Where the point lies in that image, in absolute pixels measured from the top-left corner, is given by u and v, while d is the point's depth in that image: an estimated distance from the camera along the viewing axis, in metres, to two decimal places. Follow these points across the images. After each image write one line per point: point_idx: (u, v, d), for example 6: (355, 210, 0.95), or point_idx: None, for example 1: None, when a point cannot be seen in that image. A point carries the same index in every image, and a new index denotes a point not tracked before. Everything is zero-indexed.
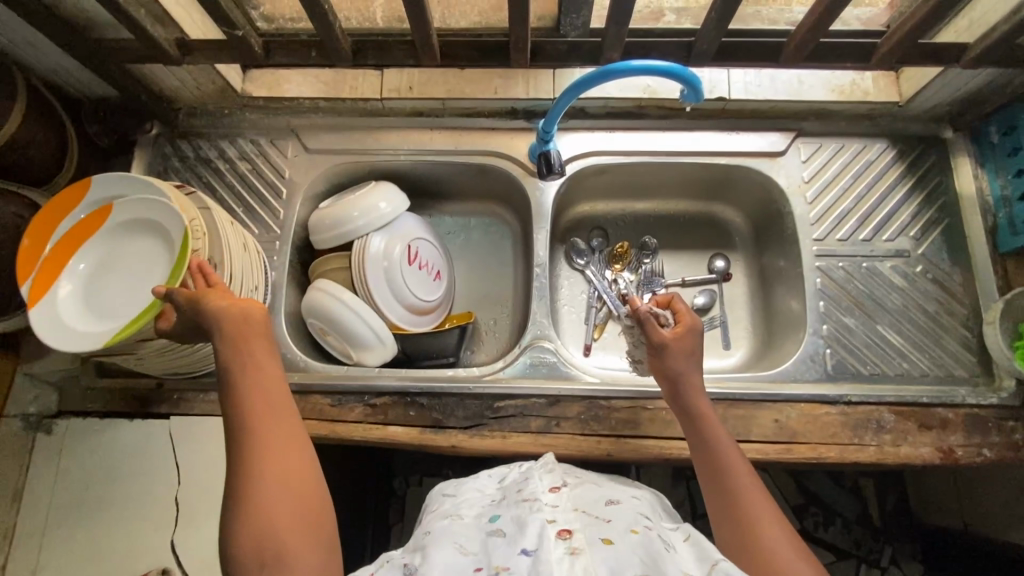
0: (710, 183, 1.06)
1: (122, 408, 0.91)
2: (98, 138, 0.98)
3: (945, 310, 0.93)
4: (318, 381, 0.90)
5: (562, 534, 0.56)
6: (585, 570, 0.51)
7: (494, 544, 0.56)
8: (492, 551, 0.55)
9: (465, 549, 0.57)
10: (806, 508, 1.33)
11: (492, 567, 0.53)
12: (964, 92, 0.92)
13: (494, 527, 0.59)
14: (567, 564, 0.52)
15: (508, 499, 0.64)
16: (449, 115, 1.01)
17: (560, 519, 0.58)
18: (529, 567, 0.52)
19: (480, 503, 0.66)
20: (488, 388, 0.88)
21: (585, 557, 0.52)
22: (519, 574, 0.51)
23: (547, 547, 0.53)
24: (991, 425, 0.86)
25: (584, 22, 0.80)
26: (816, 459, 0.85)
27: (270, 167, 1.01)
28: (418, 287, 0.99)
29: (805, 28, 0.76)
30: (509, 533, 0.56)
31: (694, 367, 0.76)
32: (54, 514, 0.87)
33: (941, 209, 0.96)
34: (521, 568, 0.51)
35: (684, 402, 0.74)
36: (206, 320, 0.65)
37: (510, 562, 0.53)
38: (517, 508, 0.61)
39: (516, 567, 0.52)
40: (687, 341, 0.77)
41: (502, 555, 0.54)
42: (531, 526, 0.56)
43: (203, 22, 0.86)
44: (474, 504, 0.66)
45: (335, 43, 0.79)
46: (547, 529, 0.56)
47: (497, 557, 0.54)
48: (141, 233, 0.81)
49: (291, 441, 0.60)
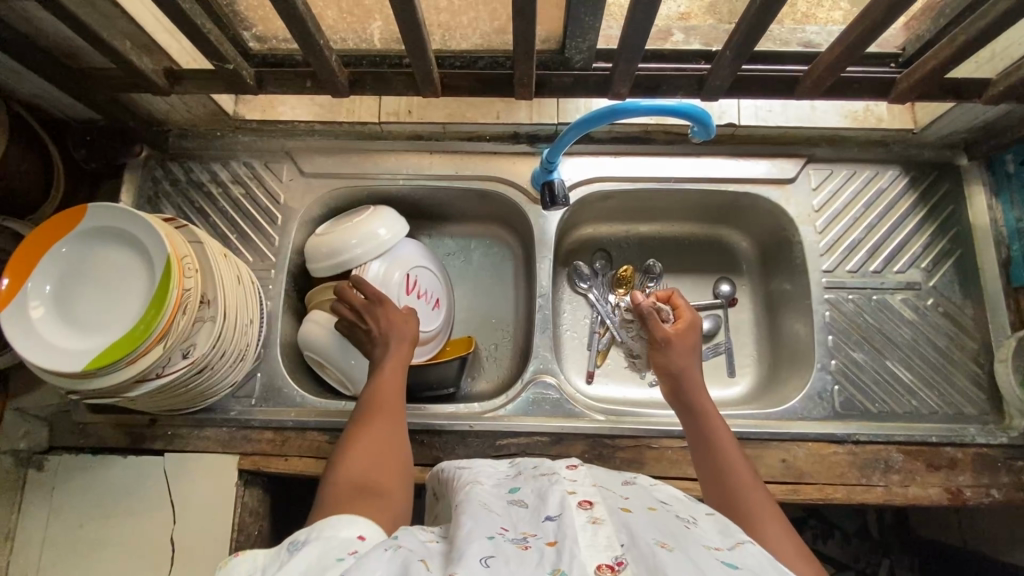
0: (717, 208, 1.03)
1: (114, 444, 0.89)
2: (85, 163, 0.94)
3: (956, 345, 0.91)
4: (316, 419, 0.89)
5: (584, 505, 0.54)
6: (609, 537, 0.50)
7: (519, 514, 0.55)
8: (516, 517, 0.55)
9: (490, 510, 0.56)
10: (805, 520, 1.19)
11: (519, 531, 0.52)
12: (981, 121, 0.89)
13: (514, 496, 0.60)
14: (591, 532, 0.50)
15: (526, 473, 0.65)
16: (449, 138, 0.99)
17: (581, 491, 0.57)
18: (556, 530, 0.51)
19: (495, 476, 0.66)
20: (490, 427, 0.87)
21: (609, 526, 0.51)
22: (547, 537, 0.51)
23: (572, 513, 0.53)
24: (1001, 465, 0.85)
25: (590, 46, 0.75)
26: (822, 500, 0.84)
27: (264, 191, 0.98)
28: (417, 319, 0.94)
29: (824, 64, 0.73)
30: (532, 504, 0.57)
31: (694, 363, 0.81)
32: (49, 553, 0.85)
33: (954, 238, 0.94)
34: (549, 533, 0.51)
35: (685, 398, 0.77)
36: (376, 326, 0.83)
37: (535, 528, 0.53)
38: (537, 483, 0.61)
39: (545, 533, 0.51)
40: (688, 337, 0.84)
41: (527, 522, 0.53)
42: (553, 496, 0.56)
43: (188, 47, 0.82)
44: (491, 476, 0.66)
45: (331, 73, 0.76)
46: (569, 499, 0.55)
47: (523, 522, 0.53)
48: (126, 258, 0.76)
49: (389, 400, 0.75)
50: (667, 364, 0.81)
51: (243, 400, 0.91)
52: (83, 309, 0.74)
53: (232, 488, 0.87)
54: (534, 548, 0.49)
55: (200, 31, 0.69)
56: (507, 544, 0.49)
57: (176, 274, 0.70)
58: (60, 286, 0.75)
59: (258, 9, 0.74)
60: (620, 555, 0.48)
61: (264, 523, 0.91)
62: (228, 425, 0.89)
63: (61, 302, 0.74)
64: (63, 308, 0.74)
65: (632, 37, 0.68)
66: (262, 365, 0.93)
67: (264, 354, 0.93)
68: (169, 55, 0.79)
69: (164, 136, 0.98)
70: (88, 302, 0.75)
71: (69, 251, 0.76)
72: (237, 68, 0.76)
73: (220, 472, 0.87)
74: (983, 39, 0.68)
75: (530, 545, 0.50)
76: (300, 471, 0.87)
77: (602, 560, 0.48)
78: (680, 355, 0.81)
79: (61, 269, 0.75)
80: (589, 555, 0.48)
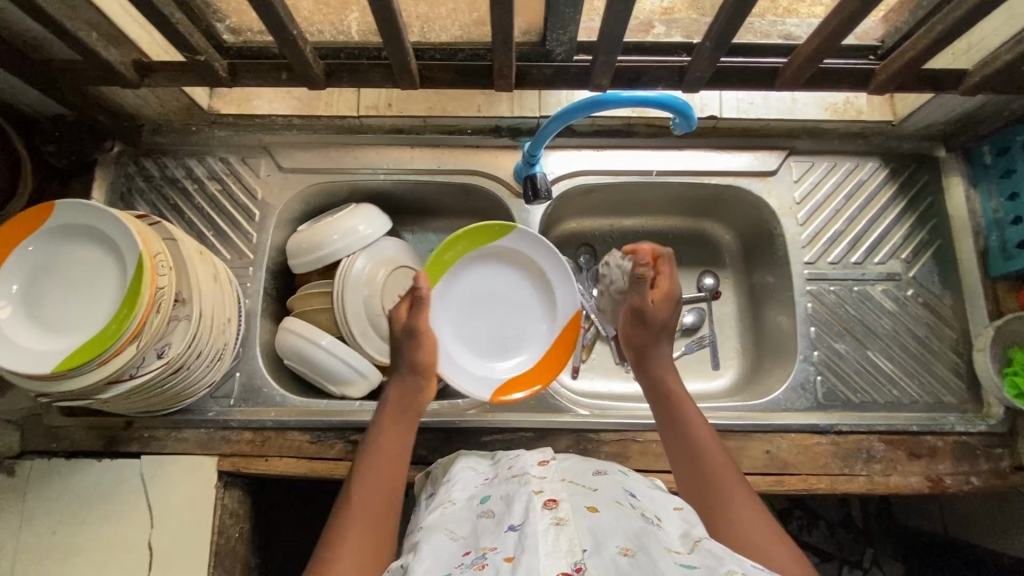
0: (700, 201, 1.03)
1: (89, 447, 0.87)
2: (54, 160, 0.91)
3: (935, 335, 0.92)
4: (297, 418, 0.87)
5: (549, 507, 0.56)
6: (571, 541, 0.51)
7: (484, 526, 0.57)
8: (481, 534, 0.56)
9: (456, 535, 0.58)
10: (790, 511, 1.17)
11: (481, 548, 0.53)
12: (959, 112, 0.89)
13: (484, 507, 0.61)
14: (553, 536, 0.52)
15: (498, 478, 0.66)
16: (430, 132, 0.97)
17: (548, 491, 0.59)
18: (516, 546, 0.51)
19: (471, 484, 0.68)
20: (474, 423, 0.86)
21: (571, 528, 0.53)
22: (506, 551, 0.51)
23: (534, 519, 0.54)
24: (979, 453, 0.86)
25: (569, 38, 0.74)
26: (806, 490, 0.84)
27: (242, 187, 0.96)
28: (478, 307, 0.93)
29: (802, 57, 0.73)
30: (499, 512, 0.58)
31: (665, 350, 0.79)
32: (21, 561, 0.83)
33: (933, 229, 0.95)
34: (509, 546, 0.52)
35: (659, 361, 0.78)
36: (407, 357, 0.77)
37: (497, 540, 0.53)
38: (507, 487, 0.63)
39: (505, 546, 0.52)
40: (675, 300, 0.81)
41: (489, 537, 0.54)
42: (519, 503, 0.57)
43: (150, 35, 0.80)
44: (465, 487, 0.67)
45: (306, 66, 0.74)
46: (533, 502, 0.57)
47: (486, 539, 0.55)
48: (95, 260, 0.74)
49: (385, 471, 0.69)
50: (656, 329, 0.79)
51: (221, 400, 0.89)
52: (50, 311, 0.72)
53: (212, 490, 0.85)
54: (490, 565, 0.50)
55: (169, 22, 0.67)
56: (466, 571, 0.51)
57: (147, 275, 0.68)
58: (28, 285, 0.73)
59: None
60: (580, 560, 0.50)
61: (244, 526, 0.90)
62: (207, 427, 0.88)
63: (29, 302, 0.72)
64: (32, 309, 0.72)
65: (611, 27, 0.67)
66: (240, 365, 0.91)
67: (243, 353, 0.91)
68: (139, 47, 0.78)
69: (136, 132, 0.96)
70: (58, 303, 0.72)
71: (36, 250, 0.73)
72: (209, 59, 0.74)
73: (197, 474, 0.86)
74: (958, 30, 0.69)
75: (487, 562, 0.50)
76: (280, 472, 0.86)
77: (560, 570, 0.49)
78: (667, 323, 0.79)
79: (27, 269, 0.73)
80: (548, 564, 0.49)
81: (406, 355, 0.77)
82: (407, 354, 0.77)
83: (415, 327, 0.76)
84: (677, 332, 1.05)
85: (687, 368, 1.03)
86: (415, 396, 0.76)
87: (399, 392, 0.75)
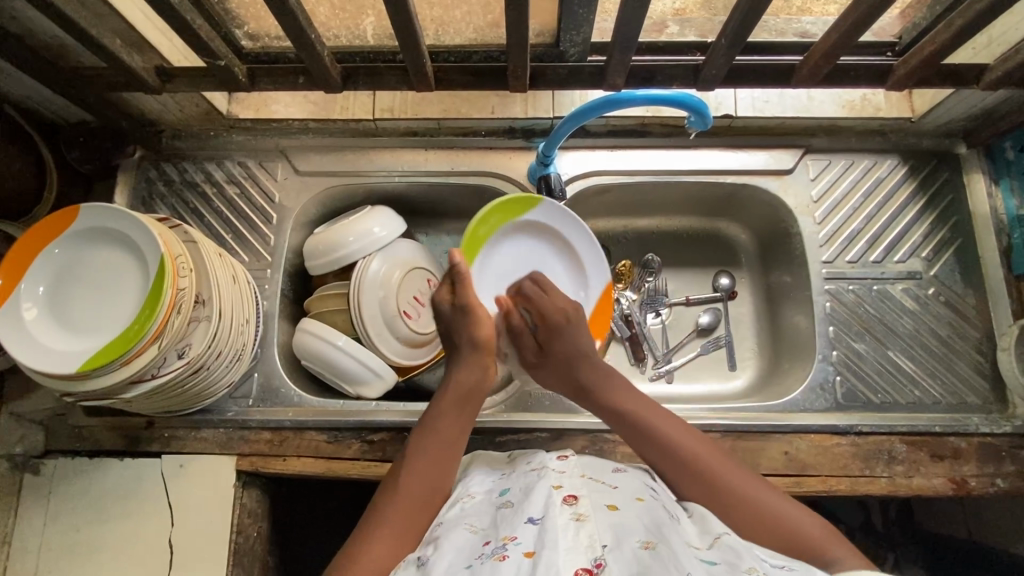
0: (716, 200, 1.02)
1: (112, 447, 0.88)
2: (78, 164, 0.93)
3: (957, 334, 0.91)
4: (314, 418, 0.88)
5: (569, 502, 0.56)
6: (590, 536, 0.51)
7: (503, 517, 0.58)
8: (502, 523, 0.56)
9: (476, 527, 0.58)
10: None
11: (501, 537, 0.54)
12: (980, 108, 0.88)
13: (503, 500, 0.61)
14: (573, 531, 0.52)
15: (517, 473, 0.67)
16: (444, 135, 0.98)
17: (567, 486, 0.59)
18: (537, 539, 0.51)
19: (489, 478, 0.68)
20: (489, 424, 0.86)
21: (591, 524, 0.53)
22: (527, 545, 0.51)
23: (555, 513, 0.54)
24: (1005, 455, 0.85)
25: (584, 38, 0.74)
26: (826, 491, 0.83)
27: (259, 191, 0.97)
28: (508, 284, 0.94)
29: (819, 52, 0.73)
30: (517, 503, 0.59)
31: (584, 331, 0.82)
32: (46, 559, 0.85)
33: (954, 227, 0.94)
34: (530, 540, 0.52)
35: (580, 383, 0.78)
36: (455, 327, 0.78)
37: (517, 532, 0.54)
38: (526, 481, 0.63)
39: (525, 539, 0.52)
40: (560, 305, 0.82)
41: (509, 527, 0.55)
42: (539, 499, 0.57)
43: (168, 38, 0.81)
44: (482, 482, 0.68)
45: (323, 70, 0.75)
46: (554, 497, 0.57)
47: (505, 529, 0.55)
48: (117, 259, 0.75)
49: (442, 450, 0.69)
50: (558, 354, 0.79)
51: (240, 401, 0.90)
52: (73, 309, 0.73)
53: (231, 489, 0.86)
54: (512, 558, 0.50)
55: (190, 27, 0.68)
56: (487, 561, 0.51)
57: (170, 276, 0.69)
58: (54, 288, 0.74)
59: (250, 6, 0.75)
60: (600, 556, 0.49)
61: (262, 525, 0.91)
62: (225, 426, 0.89)
63: (54, 304, 0.73)
64: (57, 311, 0.73)
65: (626, 27, 0.68)
66: (258, 365, 0.92)
67: (261, 354, 0.92)
68: (160, 53, 0.79)
69: (158, 137, 0.98)
70: (82, 304, 0.74)
71: (62, 252, 0.75)
72: (228, 65, 0.75)
73: (214, 474, 0.86)
74: (978, 23, 0.68)
75: (508, 554, 0.51)
76: (298, 471, 0.87)
77: (580, 565, 0.49)
78: (557, 354, 0.79)
79: (53, 272, 0.74)
80: (567, 559, 0.49)
81: (466, 333, 0.77)
82: (467, 330, 0.77)
83: (467, 304, 0.77)
84: (693, 333, 1.04)
85: (702, 368, 1.02)
86: (480, 377, 0.76)
87: (461, 371, 0.76)
